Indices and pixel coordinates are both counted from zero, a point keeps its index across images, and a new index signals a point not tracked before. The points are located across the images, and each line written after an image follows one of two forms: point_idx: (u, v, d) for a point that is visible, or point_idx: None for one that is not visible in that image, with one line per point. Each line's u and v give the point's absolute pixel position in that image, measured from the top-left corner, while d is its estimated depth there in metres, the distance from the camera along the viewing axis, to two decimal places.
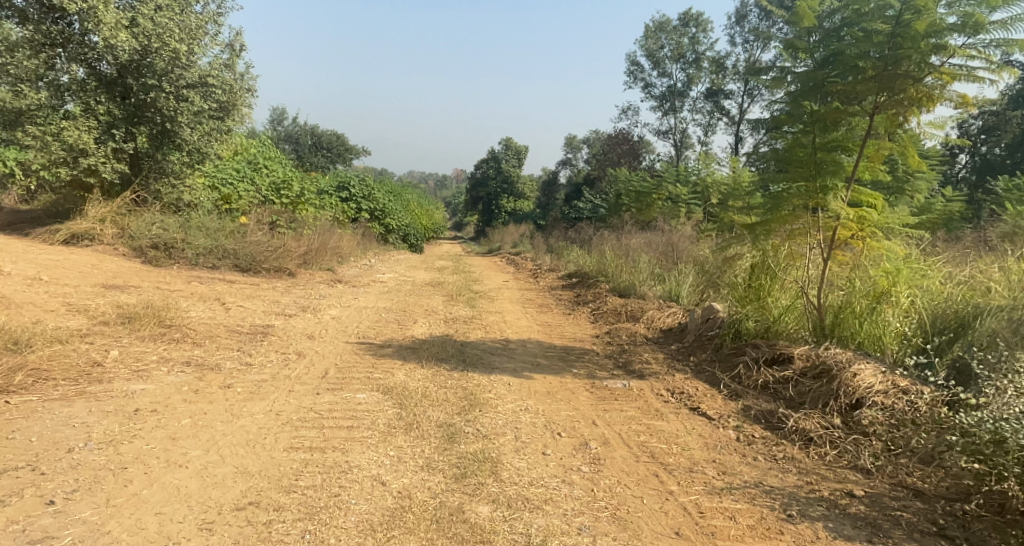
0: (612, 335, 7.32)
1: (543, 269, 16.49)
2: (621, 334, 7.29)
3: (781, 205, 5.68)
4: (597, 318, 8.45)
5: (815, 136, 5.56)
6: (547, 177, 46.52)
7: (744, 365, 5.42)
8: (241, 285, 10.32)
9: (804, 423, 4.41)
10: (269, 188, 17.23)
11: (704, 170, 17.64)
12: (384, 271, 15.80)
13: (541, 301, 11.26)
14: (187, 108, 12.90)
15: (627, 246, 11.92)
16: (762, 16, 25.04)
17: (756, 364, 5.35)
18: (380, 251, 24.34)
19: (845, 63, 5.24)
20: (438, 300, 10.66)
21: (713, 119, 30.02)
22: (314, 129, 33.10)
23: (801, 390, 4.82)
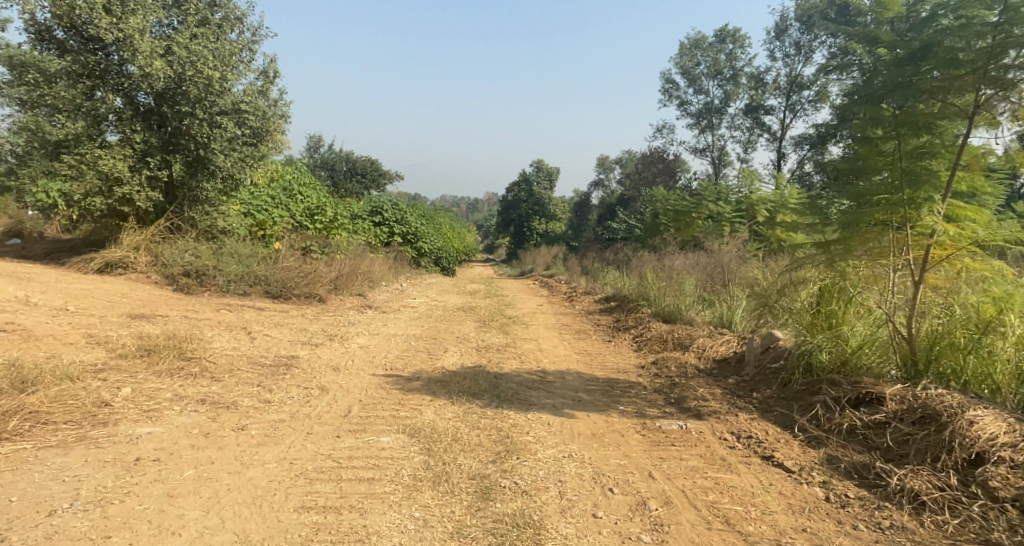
0: (660, 365, 6.73)
1: (579, 293, 15.91)
2: (669, 365, 6.69)
3: (862, 221, 5.10)
4: (641, 346, 7.86)
5: (902, 141, 5.00)
6: (580, 198, 46.05)
7: (822, 405, 4.81)
8: (270, 312, 10.04)
9: (913, 481, 3.78)
10: (302, 213, 17.18)
11: (746, 187, 16.94)
12: (415, 296, 15.43)
13: (578, 326, 10.68)
14: (222, 135, 12.73)
15: (670, 267, 11.30)
16: (803, 29, 24.35)
17: (837, 404, 4.74)
18: (412, 275, 24.10)
19: (941, 56, 4.70)
20: (472, 327, 10.20)
21: (753, 136, 29.21)
22: (348, 155, 33.41)
23: (899, 437, 4.19)
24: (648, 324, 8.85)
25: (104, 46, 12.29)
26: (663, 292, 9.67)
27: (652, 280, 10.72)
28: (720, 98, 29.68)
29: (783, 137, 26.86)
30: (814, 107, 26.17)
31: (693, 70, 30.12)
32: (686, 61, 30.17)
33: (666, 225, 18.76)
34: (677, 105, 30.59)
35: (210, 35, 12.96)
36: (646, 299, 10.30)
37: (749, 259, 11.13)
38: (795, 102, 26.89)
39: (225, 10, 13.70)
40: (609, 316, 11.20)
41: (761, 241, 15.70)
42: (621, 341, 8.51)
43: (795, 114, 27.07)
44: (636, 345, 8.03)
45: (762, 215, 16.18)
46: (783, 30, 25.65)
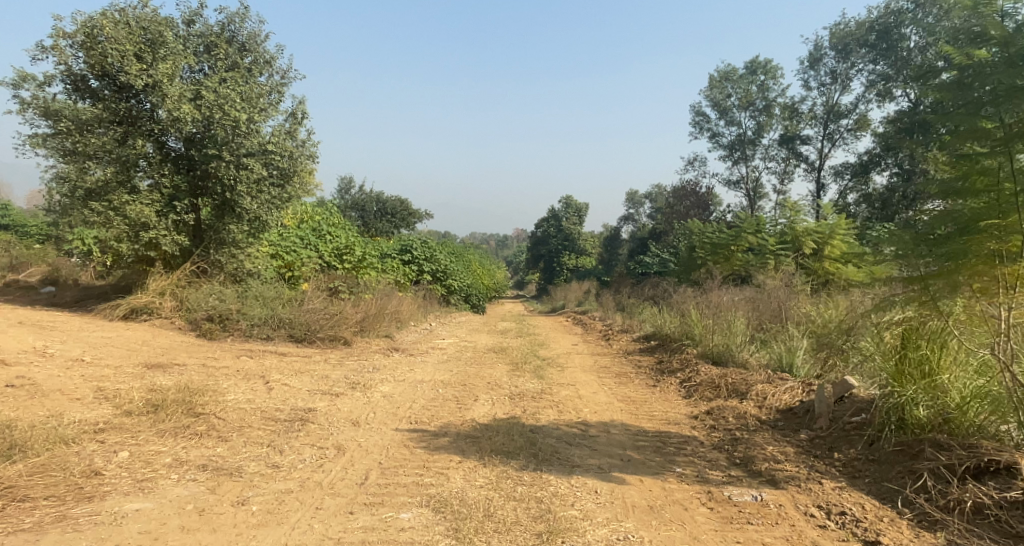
0: (715, 417, 6.02)
1: (615, 331, 15.18)
2: (726, 415, 5.98)
3: (971, 251, 4.38)
4: (691, 392, 7.14)
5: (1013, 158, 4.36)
6: (610, 233, 45.44)
7: (931, 474, 4.13)
8: (294, 358, 9.59)
9: None
10: (331, 253, 16.96)
11: (788, 218, 16.17)
12: (444, 337, 14.84)
13: (617, 369, 9.96)
14: (249, 177, 12.35)
15: (714, 304, 10.56)
16: (839, 57, 23.76)
17: (951, 475, 4.06)
18: (442, 314, 23.64)
19: None
20: (504, 371, 9.57)
21: (789, 166, 28.41)
22: (379, 195, 33.60)
23: None
24: (697, 367, 8.12)
25: (135, 94, 12.24)
26: (711, 332, 8.94)
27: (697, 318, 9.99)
28: (753, 129, 29.05)
29: (821, 167, 26.04)
30: (853, 135, 25.37)
31: (724, 102, 29.62)
32: (716, 93, 29.73)
33: (704, 259, 18.00)
34: (708, 137, 30.03)
35: (239, 78, 12.68)
36: (691, 339, 9.56)
37: (801, 294, 10.34)
38: (832, 131, 26.13)
39: (254, 53, 13.43)
40: (651, 358, 10.46)
41: (808, 273, 14.82)
42: (668, 387, 7.78)
43: (833, 144, 26.28)
44: (686, 392, 7.30)
45: (808, 246, 15.34)
46: (817, 59, 25.09)
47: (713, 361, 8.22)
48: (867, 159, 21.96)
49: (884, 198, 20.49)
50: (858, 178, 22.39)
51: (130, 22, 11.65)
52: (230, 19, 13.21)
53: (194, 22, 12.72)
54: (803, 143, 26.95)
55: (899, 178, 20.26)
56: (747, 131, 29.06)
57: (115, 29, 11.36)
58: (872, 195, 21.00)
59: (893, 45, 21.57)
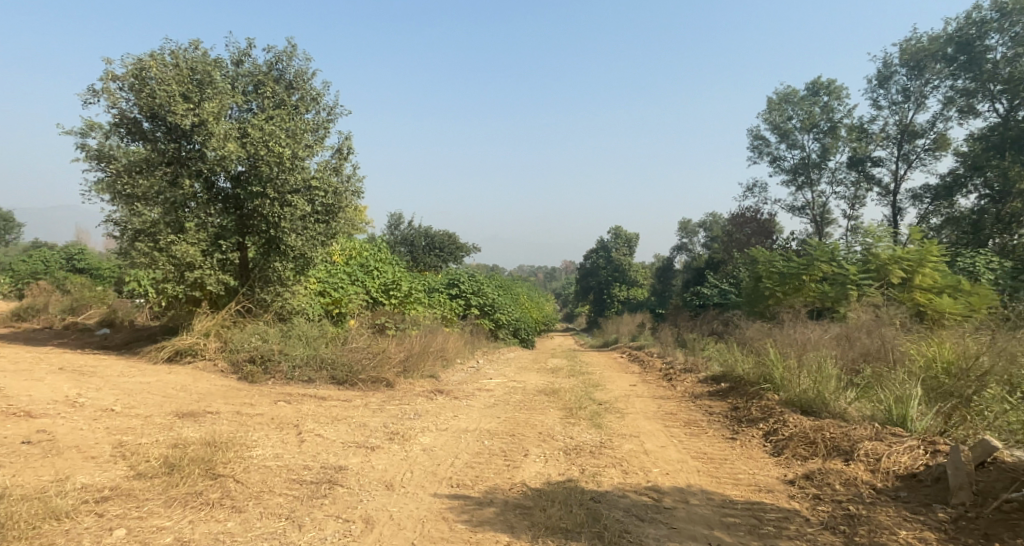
0: (817, 486, 5.15)
1: (675, 369, 14.07)
2: (831, 485, 5.09)
3: None
4: (783, 461, 6.24)
5: None
6: (663, 263, 44.11)
7: None
8: (333, 403, 8.98)
9: None
10: (378, 290, 16.61)
11: (871, 245, 14.91)
12: (493, 376, 14.05)
13: (685, 418, 8.91)
14: (296, 214, 11.72)
15: (798, 352, 9.45)
16: (912, 74, 22.48)
17: None
18: (490, 349, 22.89)
19: None
20: (559, 418, 8.69)
21: (858, 191, 27.01)
22: (427, 230, 33.49)
23: None
24: (798, 425, 6.98)
25: (185, 134, 11.41)
26: (805, 385, 7.86)
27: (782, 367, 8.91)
28: (817, 153, 27.73)
29: (896, 191, 24.68)
30: (931, 156, 23.99)
31: (785, 125, 28.40)
32: (776, 116, 28.58)
33: (772, 290, 17.09)
34: (769, 162, 28.80)
35: (286, 115, 11.85)
36: (780, 392, 8.44)
37: (894, 332, 9.19)
38: (907, 152, 24.76)
39: (301, 90, 12.43)
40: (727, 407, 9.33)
41: (892, 305, 13.45)
42: (760, 451, 6.70)
43: (908, 165, 24.88)
44: (782, 461, 6.24)
45: (895, 276, 14.07)
46: (887, 77, 23.91)
47: (809, 417, 7.14)
48: (951, 180, 20.65)
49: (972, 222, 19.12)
50: (942, 200, 21.12)
51: (180, 63, 11.03)
52: (277, 57, 12.50)
53: (243, 62, 11.93)
54: (875, 165, 25.61)
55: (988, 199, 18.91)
56: (811, 154, 27.76)
57: (163, 70, 10.80)
58: (959, 218, 19.62)
59: (975, 58, 20.26)
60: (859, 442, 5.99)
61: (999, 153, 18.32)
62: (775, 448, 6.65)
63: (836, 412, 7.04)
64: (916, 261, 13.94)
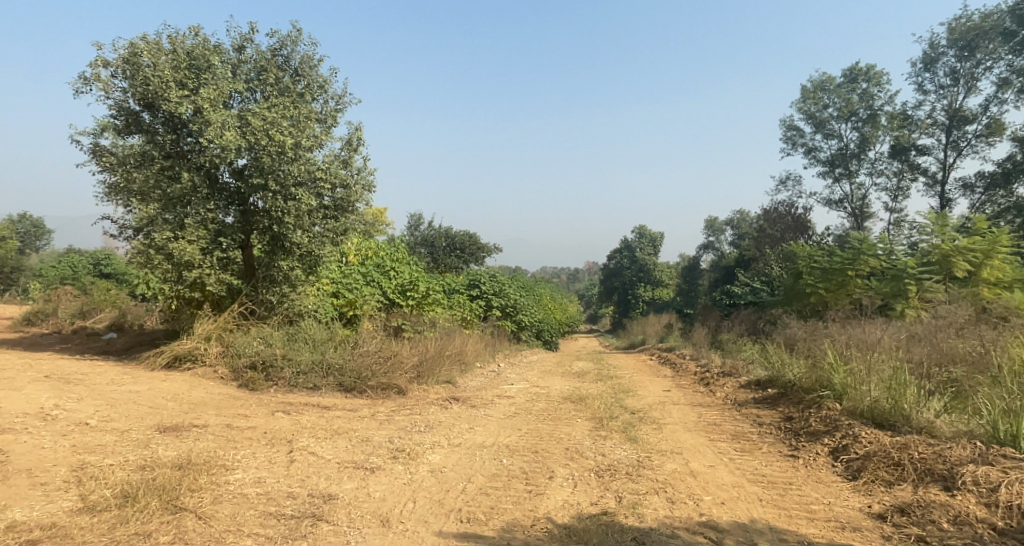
0: (926, 532, 4.39)
1: (712, 374, 13.04)
2: (944, 533, 4.35)
3: None
4: (868, 489, 5.43)
5: None
6: (689, 263, 42.79)
7: None
8: (337, 413, 8.12)
9: None
10: (395, 290, 15.83)
11: (930, 237, 13.96)
12: (514, 381, 13.13)
13: (732, 431, 7.90)
14: (302, 208, 10.76)
15: (863, 357, 8.34)
16: (961, 55, 21.86)
17: None
18: (512, 351, 22.00)
19: None
20: (587, 430, 7.71)
21: (901, 181, 25.69)
22: (448, 230, 32.72)
23: None
24: (881, 447, 5.99)
25: (183, 125, 10.53)
26: (882, 398, 6.90)
27: (848, 377, 7.89)
28: (856, 142, 26.38)
29: (944, 180, 23.44)
30: (982, 141, 22.69)
31: (820, 114, 27.07)
32: (810, 105, 27.29)
33: (813, 286, 16.20)
34: (804, 153, 27.49)
35: (291, 103, 10.94)
36: (848, 404, 7.39)
37: (976, 334, 8.12)
38: (956, 139, 23.48)
39: (307, 78, 11.58)
40: (781, 420, 8.23)
41: (956, 304, 12.24)
42: (832, 481, 5.73)
43: (957, 152, 23.59)
44: (863, 491, 5.36)
45: (961, 268, 13.30)
46: (933, 59, 22.75)
47: (888, 433, 6.35)
48: (1007, 167, 20.73)
49: None
50: (998, 187, 21.12)
51: (177, 49, 10.26)
52: (282, 43, 11.65)
53: (244, 47, 11.12)
54: (921, 154, 24.32)
55: None
56: (849, 144, 26.42)
57: (158, 55, 10.04)
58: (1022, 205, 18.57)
59: None
60: (959, 466, 5.22)
61: None
62: (853, 479, 5.70)
63: (926, 432, 6.10)
64: (987, 252, 13.15)
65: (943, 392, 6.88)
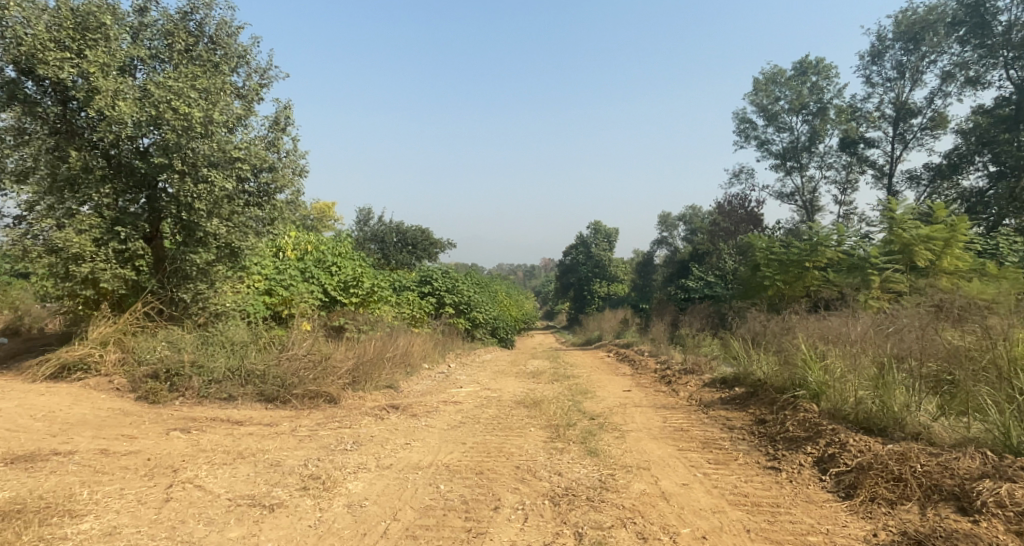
0: None
1: (673, 371, 12.29)
2: None
3: None
4: (870, 511, 4.65)
5: None
6: (645, 258, 42.43)
7: None
8: (250, 427, 6.90)
9: None
10: (336, 287, 14.59)
11: (891, 224, 13.52)
12: (462, 384, 12.07)
13: (702, 438, 7.06)
14: (216, 193, 9.37)
15: (839, 352, 7.65)
16: (907, 48, 21.87)
17: None
18: (464, 350, 20.91)
19: None
20: (541, 442, 6.73)
21: (850, 174, 25.72)
22: (399, 225, 31.36)
23: None
24: (876, 455, 5.23)
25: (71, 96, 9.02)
26: (868, 399, 6.15)
27: (824, 375, 7.18)
28: (807, 135, 26.30)
29: (892, 172, 23.50)
30: (927, 134, 22.80)
31: (772, 106, 26.85)
32: (762, 98, 27.06)
33: (772, 278, 15.73)
34: (757, 146, 27.27)
35: (202, 73, 9.53)
36: (828, 406, 6.64)
37: (956, 325, 7.52)
38: (902, 131, 23.54)
39: (224, 49, 10.27)
40: (753, 424, 7.43)
41: (922, 298, 11.75)
42: (824, 500, 4.93)
43: (904, 145, 23.67)
44: (864, 514, 4.59)
45: (922, 257, 12.87)
46: (880, 52, 22.70)
47: (879, 440, 5.60)
48: (954, 159, 20.77)
49: (985, 202, 19.45)
50: (942, 179, 21.19)
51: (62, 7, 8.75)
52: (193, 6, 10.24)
53: (148, 10, 9.69)
54: (868, 146, 24.34)
55: (996, 176, 19.39)
56: (800, 136, 26.32)
57: (36, 12, 8.52)
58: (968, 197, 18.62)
59: (985, 22, 19.69)
60: (973, 483, 4.50)
61: (1016, 125, 18.78)
62: (847, 499, 4.90)
63: (924, 439, 5.37)
64: (946, 242, 12.71)
65: (934, 391, 6.18)
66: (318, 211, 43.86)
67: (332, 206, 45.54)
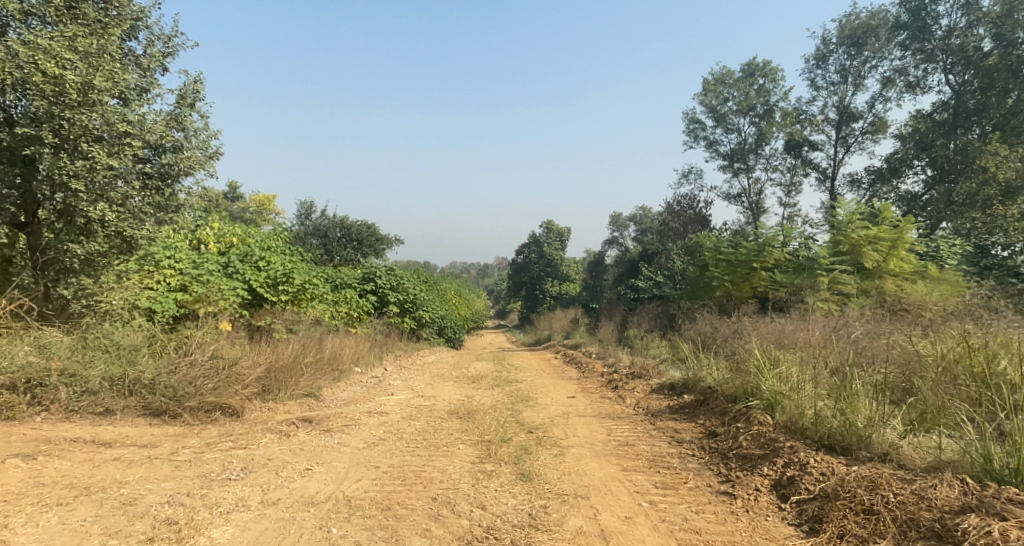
0: None
1: (620, 376, 11.61)
2: None
3: None
4: None
5: None
6: (596, 258, 42.04)
7: None
8: (119, 454, 5.87)
9: None
10: (264, 284, 13.35)
11: (840, 224, 13.12)
12: (393, 389, 11.07)
13: (648, 455, 6.32)
14: (97, 169, 8.16)
15: (794, 359, 7.04)
16: (850, 53, 21.84)
17: None
18: (405, 351, 19.85)
19: None
20: (467, 464, 5.85)
21: (794, 177, 25.79)
22: (343, 220, 29.92)
23: None
24: (843, 480, 4.55)
25: None
26: (830, 413, 5.52)
27: (778, 383, 6.55)
28: (753, 137, 26.27)
29: (834, 175, 23.61)
30: (868, 138, 22.95)
31: (721, 107, 26.73)
32: (710, 99, 26.89)
33: (720, 279, 15.31)
34: (705, 146, 27.13)
35: (87, 35, 8.36)
36: (784, 420, 6.00)
37: (915, 330, 7.00)
38: (845, 135, 23.67)
39: (119, 10, 9.18)
40: (703, 437, 6.73)
41: (871, 302, 11.36)
42: (787, 538, 4.23)
43: (846, 149, 23.82)
44: None
45: (870, 259, 12.55)
46: (825, 56, 22.72)
47: (845, 461, 4.95)
48: (891, 163, 20.90)
49: (921, 207, 19.62)
50: (881, 182, 21.24)
51: None
52: None
53: None
54: (812, 149, 24.44)
55: (933, 181, 19.55)
56: (747, 138, 26.28)
57: None
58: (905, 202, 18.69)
59: (926, 27, 19.83)
60: (955, 518, 3.90)
61: (952, 130, 18.94)
62: (812, 536, 4.22)
63: (893, 461, 4.76)
64: (893, 242, 12.30)
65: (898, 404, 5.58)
66: (257, 204, 41.88)
67: (272, 199, 43.59)
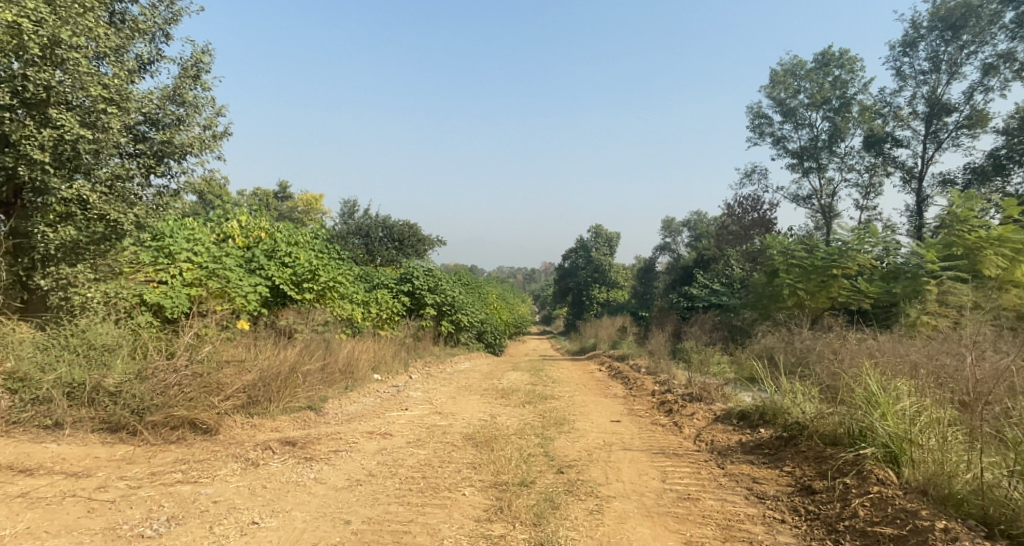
0: None
1: (674, 397, 9.82)
2: None
3: None
4: None
5: None
6: (645, 265, 39.97)
7: None
8: (31, 486, 4.60)
9: None
10: (287, 281, 12.13)
11: (954, 225, 10.94)
12: (409, 403, 9.62)
13: (720, 518, 4.61)
14: (67, 140, 7.13)
15: (925, 393, 5.17)
16: (945, 37, 19.31)
17: None
18: (439, 357, 18.44)
19: None
20: (471, 523, 4.32)
21: (874, 177, 23.26)
22: (385, 220, 28.83)
23: None
24: None
25: None
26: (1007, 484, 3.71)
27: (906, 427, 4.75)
28: (827, 133, 23.87)
29: (922, 175, 21.04)
30: (964, 134, 20.32)
31: (790, 101, 24.44)
32: (779, 91, 24.62)
33: (791, 287, 13.24)
34: (772, 143, 24.87)
35: None
36: (924, 482, 4.21)
37: None
38: (935, 130, 21.08)
39: None
40: (796, 493, 4.96)
41: (991, 317, 9.25)
42: None
43: (937, 145, 21.20)
44: None
45: (992, 265, 10.31)
46: (914, 41, 20.22)
47: None
48: (995, 160, 18.29)
49: None
50: (981, 182, 18.65)
51: None
52: None
53: None
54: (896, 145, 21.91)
55: None
56: (820, 134, 23.88)
57: None
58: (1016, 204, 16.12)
59: None
60: None
61: None
62: None
63: None
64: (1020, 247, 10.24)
65: None
66: (303, 202, 41.56)
67: (319, 199, 43.16)
